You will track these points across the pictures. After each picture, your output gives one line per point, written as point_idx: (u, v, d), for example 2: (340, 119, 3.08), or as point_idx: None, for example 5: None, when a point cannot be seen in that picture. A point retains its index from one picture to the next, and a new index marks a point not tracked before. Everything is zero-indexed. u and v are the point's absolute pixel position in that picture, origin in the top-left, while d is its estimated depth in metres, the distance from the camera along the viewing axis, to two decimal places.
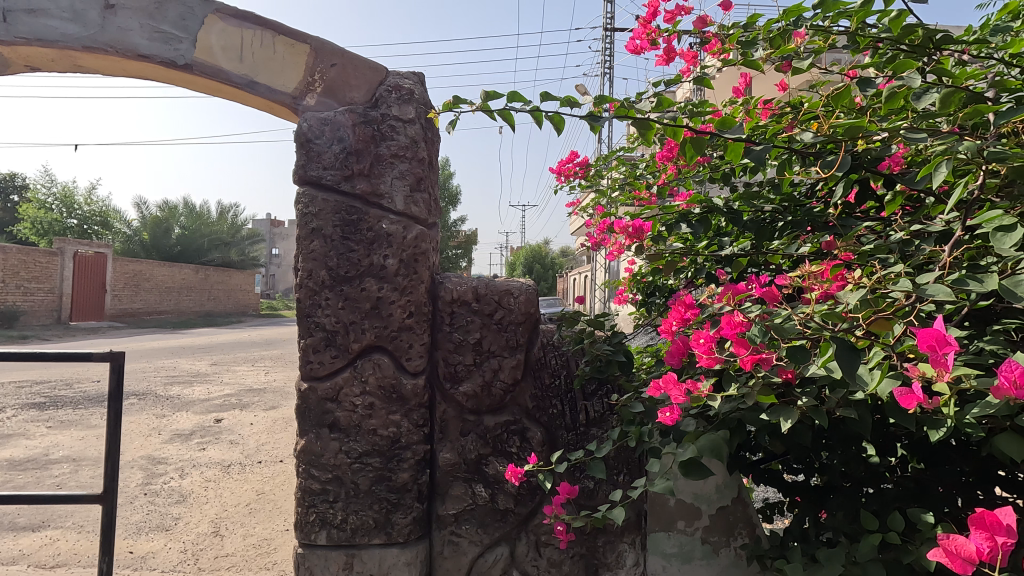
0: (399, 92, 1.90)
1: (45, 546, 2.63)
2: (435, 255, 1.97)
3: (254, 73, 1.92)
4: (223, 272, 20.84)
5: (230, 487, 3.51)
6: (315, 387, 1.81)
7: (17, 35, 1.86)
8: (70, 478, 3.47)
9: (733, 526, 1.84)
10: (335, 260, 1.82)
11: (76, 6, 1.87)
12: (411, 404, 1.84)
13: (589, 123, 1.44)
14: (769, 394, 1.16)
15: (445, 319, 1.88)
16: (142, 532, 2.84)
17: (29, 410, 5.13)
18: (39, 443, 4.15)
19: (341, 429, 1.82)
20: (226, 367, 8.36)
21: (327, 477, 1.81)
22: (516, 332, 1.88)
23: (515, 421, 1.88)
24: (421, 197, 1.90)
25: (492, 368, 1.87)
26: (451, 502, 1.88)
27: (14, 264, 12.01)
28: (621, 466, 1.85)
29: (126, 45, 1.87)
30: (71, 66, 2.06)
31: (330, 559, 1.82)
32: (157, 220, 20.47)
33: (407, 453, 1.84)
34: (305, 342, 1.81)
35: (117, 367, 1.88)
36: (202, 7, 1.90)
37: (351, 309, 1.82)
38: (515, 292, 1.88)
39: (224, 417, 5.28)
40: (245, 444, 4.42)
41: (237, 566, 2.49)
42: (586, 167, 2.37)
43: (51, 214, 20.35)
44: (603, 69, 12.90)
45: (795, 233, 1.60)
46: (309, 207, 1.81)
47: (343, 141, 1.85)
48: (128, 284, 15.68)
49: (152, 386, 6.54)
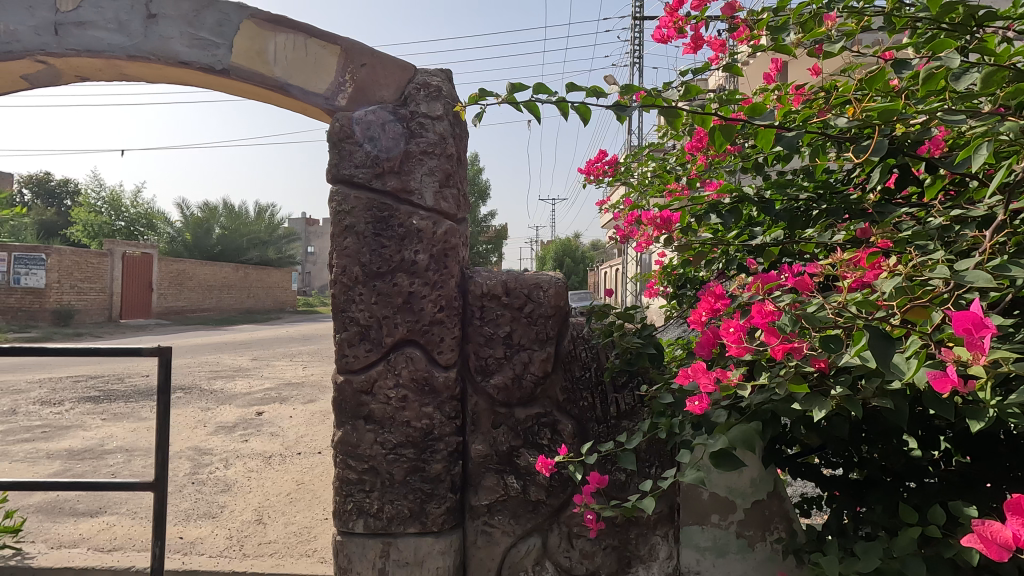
0: (428, 89, 1.94)
1: (101, 531, 2.78)
2: (465, 250, 2.02)
3: (288, 76, 1.98)
4: (261, 271, 21.49)
5: (271, 477, 3.64)
6: (350, 379, 1.86)
7: (67, 46, 1.96)
8: (124, 467, 3.66)
9: (769, 521, 1.81)
10: (367, 256, 1.87)
11: (120, 17, 1.96)
12: (443, 396, 1.88)
13: (615, 114, 1.44)
14: (800, 383, 1.14)
15: (475, 312, 1.92)
16: (190, 519, 2.98)
17: (86, 402, 5.44)
18: (95, 434, 4.40)
19: (377, 420, 1.87)
20: (266, 361, 8.63)
21: (362, 467, 1.86)
22: (546, 326, 1.90)
23: (546, 413, 1.90)
24: (450, 193, 1.93)
25: (522, 361, 1.89)
26: (484, 493, 1.91)
27: (69, 265, 12.59)
28: (653, 459, 1.85)
29: (168, 53, 1.95)
30: (118, 75, 2.16)
31: (367, 547, 1.87)
32: (199, 221, 21.21)
33: (439, 445, 1.88)
34: (340, 336, 1.87)
35: (165, 361, 1.97)
36: (238, 14, 1.96)
37: (384, 303, 1.86)
38: (545, 285, 1.91)
39: (265, 410, 5.47)
40: (285, 436, 4.57)
41: (280, 553, 2.59)
42: (615, 164, 2.41)
43: (101, 218, 21.35)
44: (632, 58, 12.77)
45: (830, 221, 1.54)
46: (343, 205, 1.86)
47: (374, 139, 1.90)
48: (172, 283, 16.33)
49: (196, 380, 6.81)
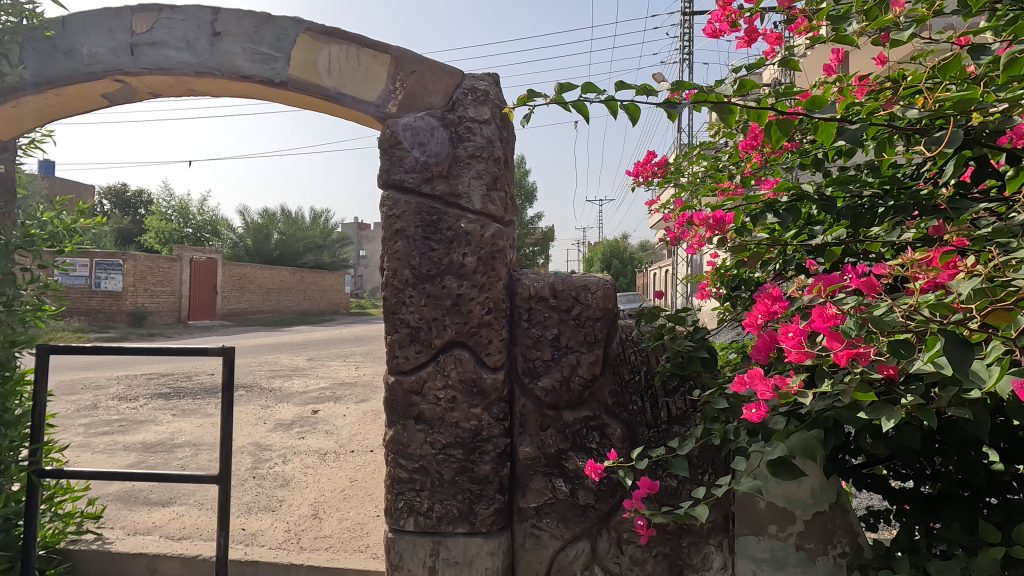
0: (475, 94, 1.97)
1: (172, 521, 2.96)
2: (512, 253, 2.03)
3: (341, 85, 2.05)
4: (316, 274, 22.31)
5: (326, 474, 3.77)
6: (401, 380, 1.90)
7: (141, 65, 2.09)
8: (192, 461, 3.88)
9: (831, 534, 1.73)
10: (417, 260, 1.90)
11: (189, 36, 2.08)
12: (491, 398, 1.89)
13: (665, 112, 1.41)
14: (867, 391, 1.10)
15: (522, 315, 1.93)
16: (252, 511, 3.12)
17: (158, 399, 5.80)
18: (166, 429, 4.68)
19: (426, 420, 1.90)
20: (321, 362, 8.95)
21: (413, 466, 1.90)
22: (595, 328, 1.89)
23: (594, 417, 1.89)
24: (498, 196, 1.95)
25: (570, 363, 1.89)
26: (532, 496, 1.91)
27: (143, 269, 13.46)
28: (706, 466, 1.80)
29: (231, 68, 2.06)
30: (187, 91, 2.29)
31: (418, 545, 1.90)
32: (259, 227, 22.24)
33: (488, 446, 1.89)
34: (392, 338, 1.91)
35: (229, 361, 2.07)
36: (295, 28, 2.05)
37: (434, 305, 1.90)
38: (592, 287, 1.90)
39: (320, 409, 5.67)
40: (339, 434, 4.72)
41: (335, 547, 2.68)
42: (666, 164, 2.33)
43: (171, 225, 22.73)
44: (682, 54, 12.49)
45: (898, 218, 1.49)
46: (393, 209, 1.91)
47: (423, 145, 1.93)
48: (234, 286, 17.19)
49: (257, 379, 7.14)
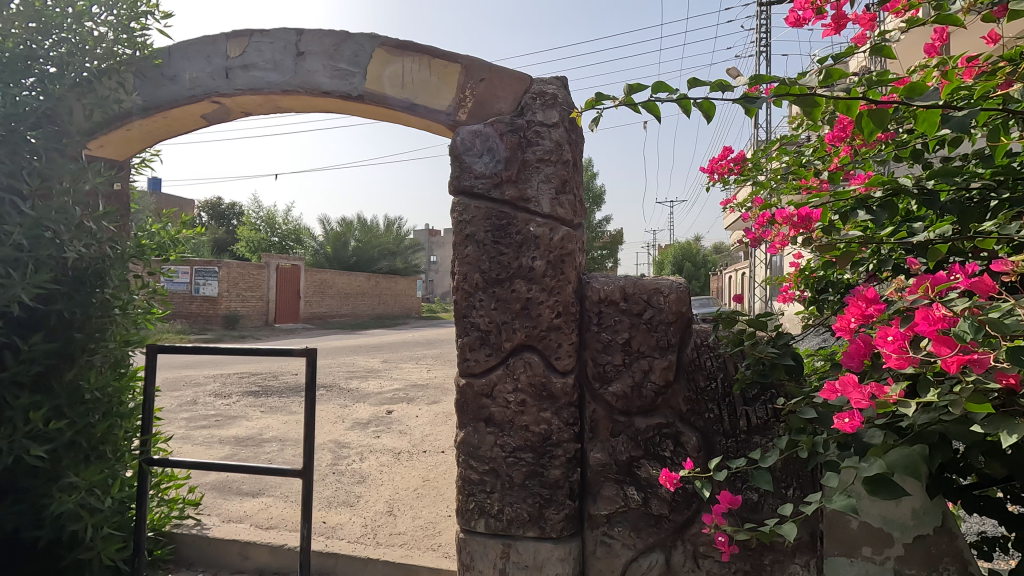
0: (543, 98, 1.98)
1: (261, 511, 3.16)
2: (582, 257, 2.01)
3: (413, 96, 2.11)
4: (390, 279, 23.18)
5: (400, 472, 3.89)
6: (472, 383, 1.93)
7: (235, 87, 2.26)
8: (278, 455, 4.14)
9: (937, 560, 1.55)
10: (487, 264, 1.93)
11: (276, 57, 2.23)
12: (561, 402, 1.88)
13: (742, 108, 1.35)
14: (981, 402, 0.98)
15: (592, 319, 1.90)
16: (332, 505, 3.28)
17: (248, 396, 6.23)
18: (256, 424, 5.02)
19: (497, 423, 1.91)
20: (395, 364, 9.28)
21: (484, 468, 1.92)
22: (667, 332, 1.85)
23: (668, 424, 1.83)
24: (567, 199, 1.94)
25: (641, 368, 1.85)
26: (603, 503, 1.87)
27: (236, 276, 14.53)
28: (790, 480, 1.69)
29: (314, 85, 2.18)
30: (274, 108, 2.45)
31: (489, 546, 1.92)
32: (338, 236, 23.43)
33: (558, 450, 1.88)
34: (463, 341, 1.95)
35: (312, 362, 2.19)
36: (371, 44, 2.14)
37: (504, 309, 1.91)
38: (665, 290, 1.86)
39: (395, 409, 5.87)
40: (412, 434, 4.87)
41: (409, 544, 2.76)
42: (743, 161, 2.26)
43: (260, 235, 24.41)
44: (758, 46, 11.92)
45: (1015, 212, 1.34)
46: (464, 215, 1.94)
47: (492, 150, 1.97)
48: (315, 291, 18.19)
49: (336, 379, 7.51)
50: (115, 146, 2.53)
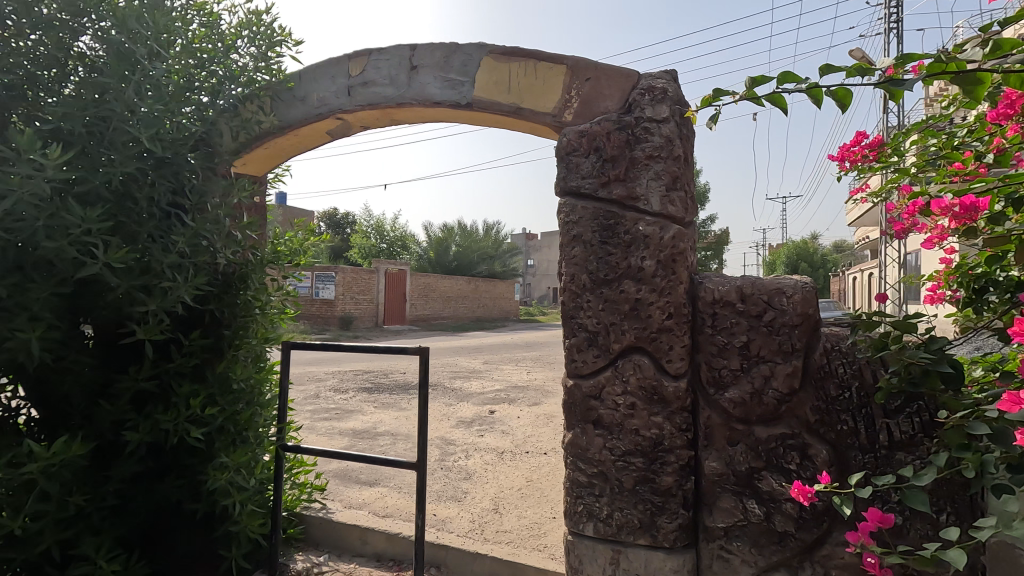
0: (652, 93, 1.92)
1: (377, 499, 3.36)
2: (694, 256, 1.93)
3: (520, 100, 2.15)
4: (489, 283, 23.76)
5: (504, 472, 3.96)
6: (579, 384, 1.91)
7: (356, 103, 2.43)
8: (391, 448, 4.38)
9: None
10: (594, 265, 1.91)
11: (391, 72, 2.37)
12: (673, 407, 1.81)
13: (888, 91, 1.22)
14: None
15: (706, 320, 1.82)
16: (441, 499, 3.41)
17: (363, 392, 6.67)
18: (370, 419, 5.36)
19: (605, 426, 1.88)
20: (495, 365, 9.50)
21: (592, 471, 1.89)
22: (791, 336, 1.72)
23: (794, 435, 1.71)
24: (678, 196, 1.87)
25: (762, 374, 1.74)
26: (720, 515, 1.78)
27: (350, 281, 15.65)
28: (945, 504, 1.51)
29: (426, 96, 2.29)
30: (389, 121, 2.61)
31: (598, 551, 1.88)
32: (440, 241, 24.44)
33: (670, 457, 1.81)
34: (570, 341, 1.94)
35: (424, 360, 2.29)
36: (478, 52, 2.21)
37: (612, 310, 1.88)
38: (788, 290, 1.73)
39: (497, 409, 5.99)
40: (514, 435, 4.94)
41: (515, 543, 2.80)
42: (880, 146, 2.03)
43: (370, 242, 26.11)
44: (887, 21, 10.78)
45: None
46: (570, 216, 1.94)
47: (599, 150, 1.94)
48: (420, 295, 19.10)
49: (441, 379, 7.83)
50: (255, 163, 2.83)
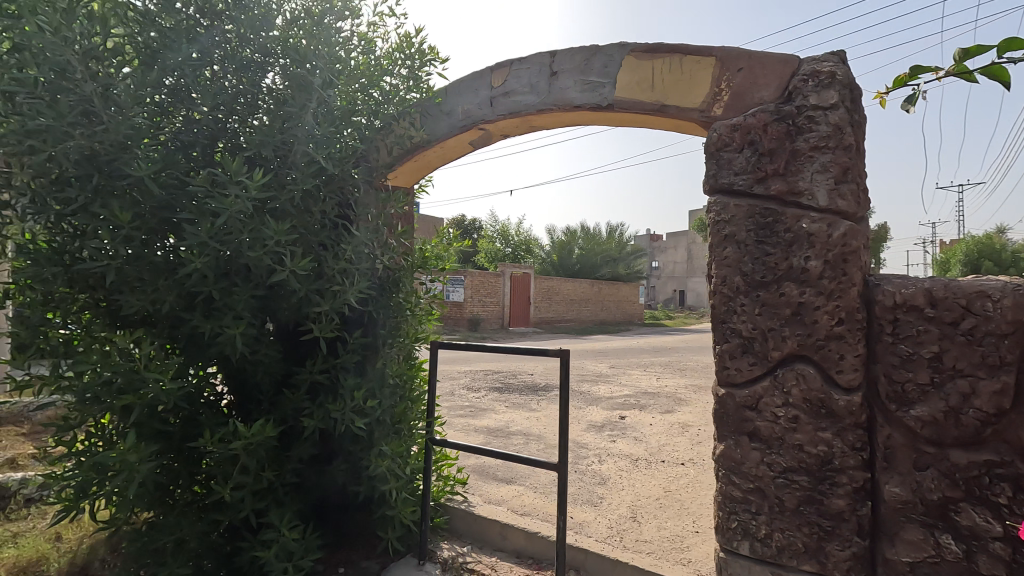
0: (818, 78, 1.76)
1: (514, 497, 3.45)
2: (868, 254, 1.73)
3: (664, 98, 2.08)
4: (612, 286, 23.39)
5: (640, 480, 3.86)
6: (732, 393, 1.80)
7: (497, 113, 2.53)
8: (524, 448, 4.48)
9: None
10: (749, 266, 1.79)
11: (532, 81, 2.42)
12: (845, 423, 1.64)
13: None
14: None
15: (884, 328, 1.62)
16: (577, 502, 3.41)
17: (494, 391, 6.91)
18: (503, 418, 5.53)
19: (762, 439, 1.74)
20: (623, 369, 9.31)
21: (748, 486, 1.76)
22: (999, 348, 1.46)
23: (1003, 464, 1.47)
24: (848, 189, 1.70)
25: (960, 390, 1.51)
26: (904, 548, 1.57)
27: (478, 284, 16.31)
28: None
29: (566, 101, 2.31)
30: (528, 128, 2.67)
31: (754, 572, 1.75)
32: (562, 244, 24.57)
33: (841, 478, 1.64)
34: (721, 348, 1.83)
35: (565, 362, 2.31)
36: (620, 52, 2.18)
37: (770, 314, 1.74)
38: (995, 294, 1.46)
39: (628, 415, 5.86)
40: (648, 442, 4.79)
41: (656, 554, 2.71)
42: None
43: (495, 246, 27.02)
44: None
45: None
46: (721, 215, 1.83)
47: (754, 144, 1.82)
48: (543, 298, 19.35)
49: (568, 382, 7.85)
50: (405, 176, 3.05)
